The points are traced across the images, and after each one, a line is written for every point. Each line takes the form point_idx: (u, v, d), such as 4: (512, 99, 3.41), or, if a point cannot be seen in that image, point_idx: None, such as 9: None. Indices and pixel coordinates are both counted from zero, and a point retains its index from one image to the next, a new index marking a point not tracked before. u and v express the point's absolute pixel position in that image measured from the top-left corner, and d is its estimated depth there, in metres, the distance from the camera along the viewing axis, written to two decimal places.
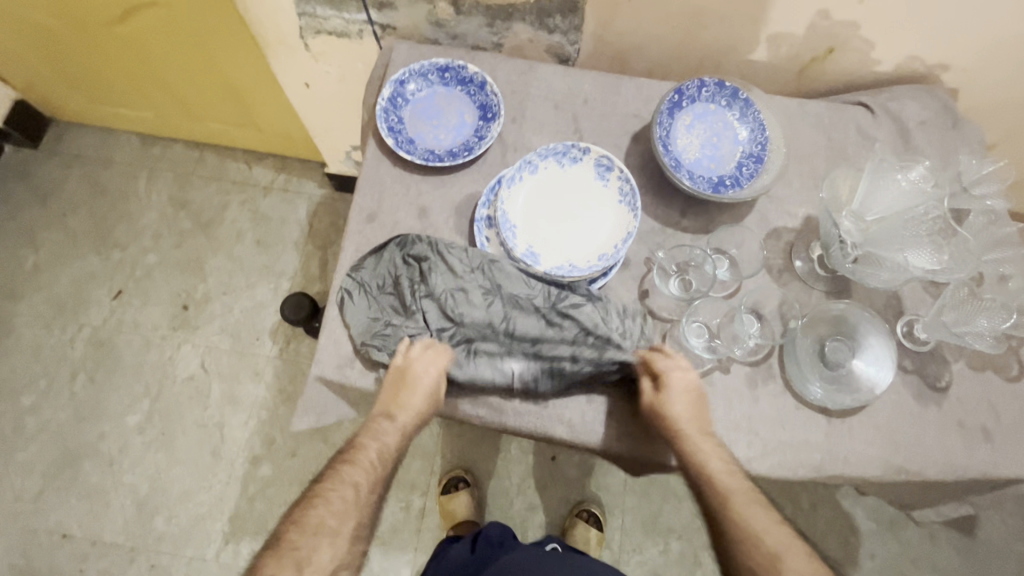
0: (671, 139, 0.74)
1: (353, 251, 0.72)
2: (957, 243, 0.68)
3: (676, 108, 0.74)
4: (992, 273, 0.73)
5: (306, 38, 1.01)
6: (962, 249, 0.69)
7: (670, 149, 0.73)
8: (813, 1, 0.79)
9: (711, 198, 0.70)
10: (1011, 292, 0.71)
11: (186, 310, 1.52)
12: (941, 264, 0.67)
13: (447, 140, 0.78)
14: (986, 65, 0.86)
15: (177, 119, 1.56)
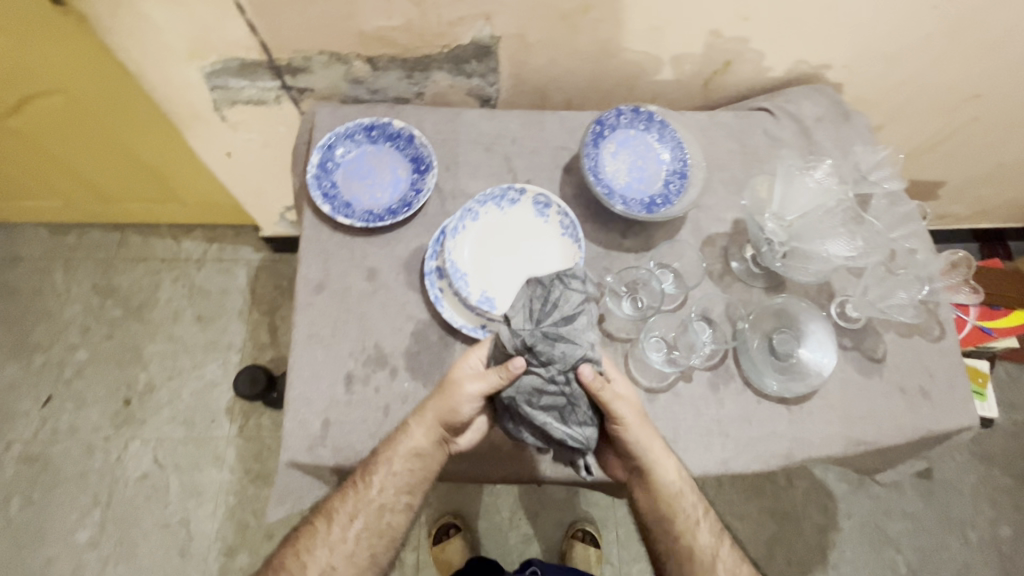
0: (601, 168, 0.77)
1: (305, 325, 0.71)
2: (865, 228, 0.75)
3: (600, 137, 0.78)
4: (901, 248, 0.81)
5: (222, 110, 0.99)
6: (873, 233, 0.76)
7: (602, 178, 0.76)
8: (704, 24, 0.86)
9: (646, 219, 0.74)
10: (919, 263, 0.79)
11: (129, 405, 1.42)
12: (857, 249, 0.74)
13: (385, 198, 0.78)
14: (860, 61, 0.96)
15: (89, 205, 1.46)
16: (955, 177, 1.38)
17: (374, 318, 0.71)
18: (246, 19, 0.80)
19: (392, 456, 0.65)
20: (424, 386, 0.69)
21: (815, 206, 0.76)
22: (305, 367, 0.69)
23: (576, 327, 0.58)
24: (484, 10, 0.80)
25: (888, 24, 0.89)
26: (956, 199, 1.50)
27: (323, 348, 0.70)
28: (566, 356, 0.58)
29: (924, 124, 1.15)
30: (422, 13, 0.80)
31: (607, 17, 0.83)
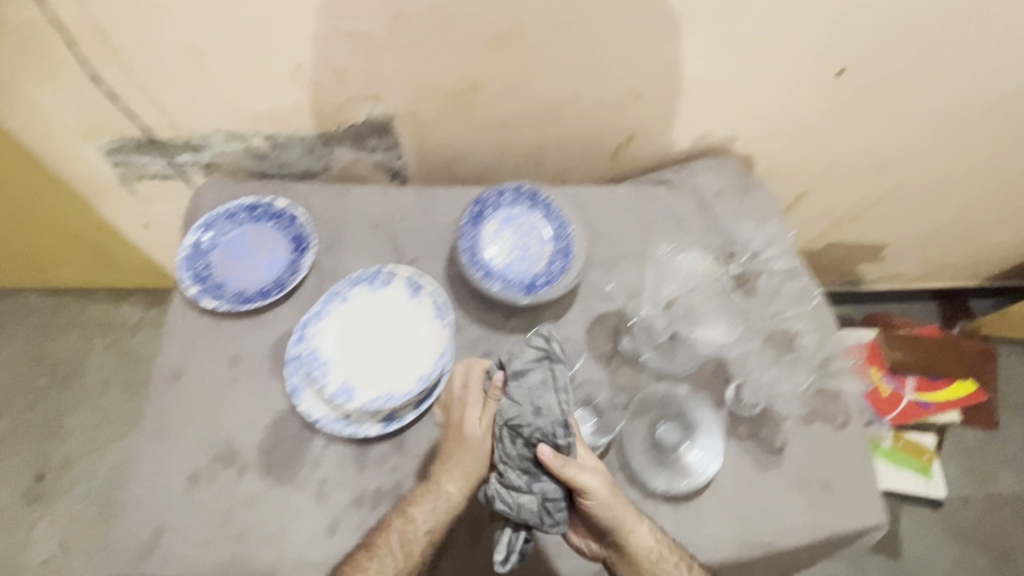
0: (481, 250, 0.76)
1: (155, 418, 0.67)
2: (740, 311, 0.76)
3: (478, 218, 0.77)
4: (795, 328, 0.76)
5: (129, 185, 0.98)
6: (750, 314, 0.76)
7: (480, 260, 0.75)
8: (598, 102, 0.86)
9: (521, 302, 0.72)
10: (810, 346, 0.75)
11: (43, 481, 1.35)
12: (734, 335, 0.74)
13: (260, 279, 0.76)
14: (767, 134, 0.95)
15: (23, 271, 1.44)
16: (897, 239, 1.35)
17: (229, 409, 0.67)
18: (133, 102, 0.80)
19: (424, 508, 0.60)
20: (274, 485, 0.64)
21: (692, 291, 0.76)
22: (148, 465, 0.64)
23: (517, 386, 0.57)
24: (370, 91, 0.81)
25: (784, 99, 0.89)
26: (905, 260, 1.47)
27: (170, 443, 0.65)
28: (502, 413, 0.57)
29: (847, 191, 1.14)
30: (308, 95, 0.80)
31: (497, 96, 0.83)
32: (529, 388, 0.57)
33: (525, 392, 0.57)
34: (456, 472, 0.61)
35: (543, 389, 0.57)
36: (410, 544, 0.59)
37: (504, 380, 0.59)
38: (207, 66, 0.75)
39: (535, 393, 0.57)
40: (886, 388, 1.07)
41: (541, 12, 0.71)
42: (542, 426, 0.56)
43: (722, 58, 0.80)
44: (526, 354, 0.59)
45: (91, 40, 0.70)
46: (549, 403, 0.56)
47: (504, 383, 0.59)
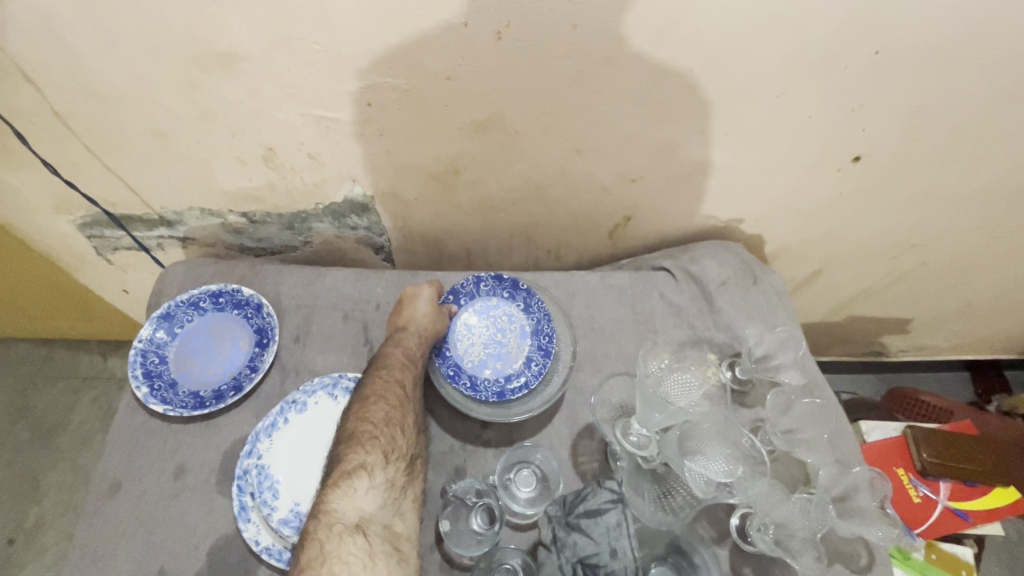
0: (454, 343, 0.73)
1: (87, 537, 0.61)
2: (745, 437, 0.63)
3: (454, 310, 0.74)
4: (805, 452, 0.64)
5: (105, 254, 0.95)
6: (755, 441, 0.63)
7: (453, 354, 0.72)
8: (591, 183, 0.80)
9: (491, 414, 0.67)
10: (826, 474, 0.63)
11: (12, 545, 1.29)
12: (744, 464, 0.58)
13: (218, 377, 0.70)
14: (775, 215, 0.88)
15: (13, 323, 1.42)
16: (926, 314, 1.25)
17: (166, 531, 0.61)
18: (101, 182, 0.77)
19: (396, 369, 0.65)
20: None
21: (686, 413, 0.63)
22: None
23: (596, 521, 0.57)
24: (348, 172, 0.76)
25: (795, 183, 0.82)
26: (935, 334, 1.36)
27: (99, 569, 0.59)
28: (575, 547, 0.56)
29: (867, 269, 1.05)
30: (283, 175, 0.76)
31: (482, 178, 0.78)
32: (606, 516, 0.57)
33: (596, 517, 0.57)
34: (421, 331, 0.68)
35: (618, 531, 0.56)
36: (402, 391, 0.63)
37: (575, 516, 0.58)
38: (175, 148, 0.71)
39: (602, 517, 0.57)
40: (916, 493, 0.96)
41: (524, 100, 0.66)
42: (617, 569, 0.54)
43: (725, 144, 0.74)
44: (593, 493, 0.60)
45: (53, 124, 0.67)
46: (625, 545, 0.55)
47: (574, 518, 0.58)
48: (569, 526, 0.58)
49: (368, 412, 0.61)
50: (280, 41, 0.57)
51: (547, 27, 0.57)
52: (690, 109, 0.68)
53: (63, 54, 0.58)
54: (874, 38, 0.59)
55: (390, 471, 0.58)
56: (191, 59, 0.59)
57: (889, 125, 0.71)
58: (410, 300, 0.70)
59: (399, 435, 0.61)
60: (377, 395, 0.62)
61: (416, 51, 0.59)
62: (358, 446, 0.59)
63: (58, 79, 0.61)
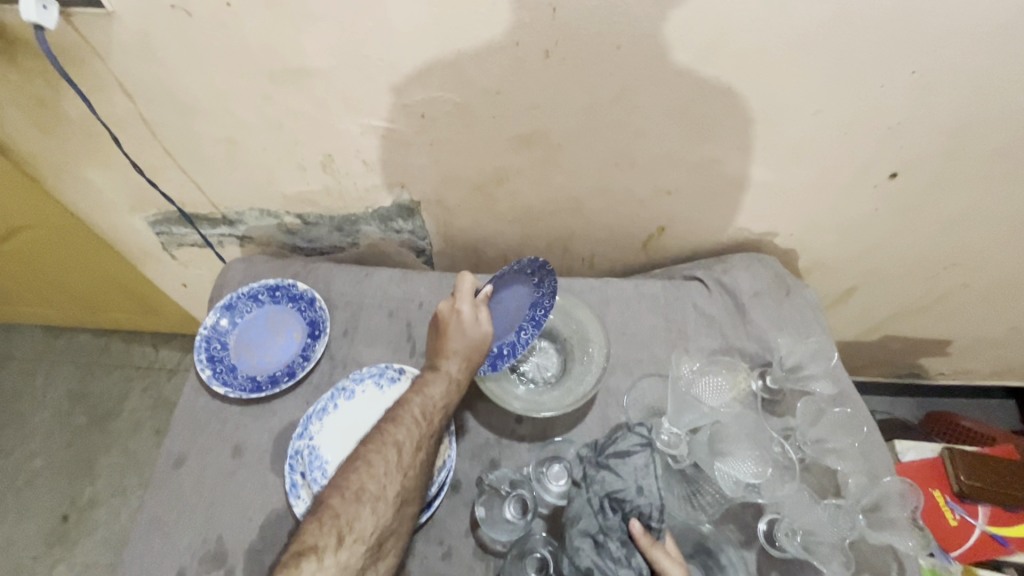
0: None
1: (151, 507, 0.66)
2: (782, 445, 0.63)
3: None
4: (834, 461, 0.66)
5: (171, 250, 1.03)
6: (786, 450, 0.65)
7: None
8: (628, 195, 0.83)
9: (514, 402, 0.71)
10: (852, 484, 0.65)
11: (67, 521, 1.38)
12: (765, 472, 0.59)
13: (273, 364, 0.75)
14: (809, 230, 0.90)
15: (78, 313, 1.53)
16: (967, 336, 1.22)
17: (223, 504, 0.66)
18: (175, 183, 0.84)
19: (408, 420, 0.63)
20: None
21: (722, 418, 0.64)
22: (138, 558, 0.63)
23: (625, 465, 0.58)
24: (398, 179, 0.81)
25: (830, 199, 0.83)
26: (977, 357, 1.32)
27: (162, 537, 0.64)
28: (604, 484, 0.58)
29: (904, 287, 1.05)
30: (338, 180, 0.82)
31: (523, 188, 0.82)
32: (634, 457, 0.58)
33: (620, 457, 0.59)
34: (446, 382, 0.66)
35: (646, 471, 0.57)
36: (397, 451, 0.60)
37: (605, 455, 0.60)
38: (244, 154, 0.78)
39: (628, 459, 0.58)
40: (952, 516, 0.94)
41: (568, 115, 0.70)
42: (643, 505, 0.56)
43: (762, 159, 0.76)
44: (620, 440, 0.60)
45: (140, 130, 0.74)
46: (652, 484, 0.57)
47: (604, 458, 0.60)
48: (596, 464, 0.60)
49: (352, 474, 0.58)
50: (349, 58, 0.62)
51: (594, 47, 0.61)
52: (727, 126, 0.71)
53: (157, 68, 0.65)
54: (913, 60, 0.61)
55: (343, 554, 0.53)
56: (268, 74, 0.65)
57: (926, 144, 0.72)
58: (457, 330, 0.67)
59: (378, 507, 0.57)
60: (378, 449, 0.60)
61: (470, 69, 0.64)
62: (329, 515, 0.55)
63: (150, 90, 0.68)
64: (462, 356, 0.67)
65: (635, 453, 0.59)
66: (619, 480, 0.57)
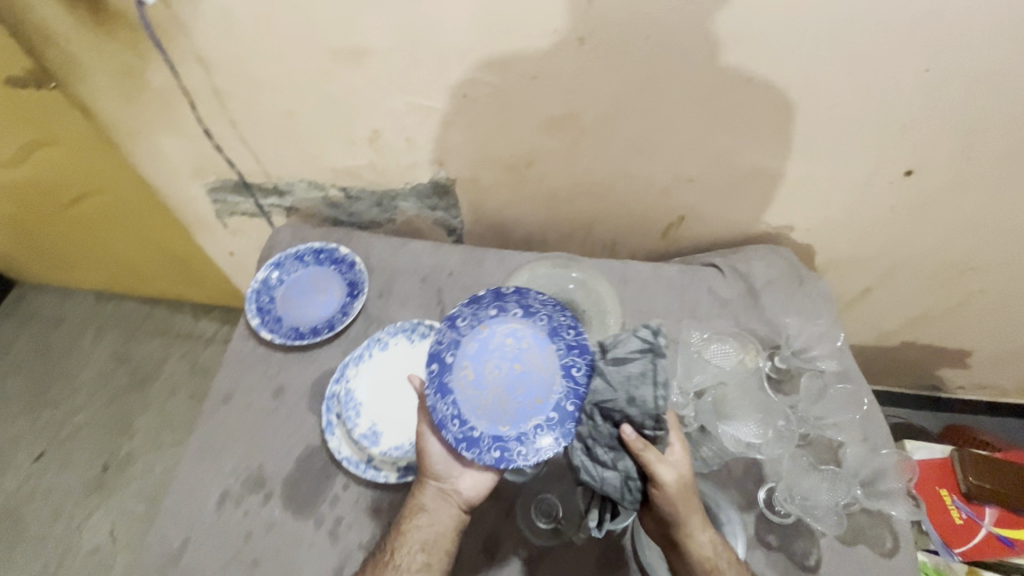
0: (472, 410, 0.64)
1: (200, 435, 0.73)
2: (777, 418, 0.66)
3: (448, 372, 0.65)
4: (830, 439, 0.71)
5: (223, 218, 1.12)
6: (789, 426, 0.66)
7: (483, 425, 0.63)
8: (651, 182, 0.88)
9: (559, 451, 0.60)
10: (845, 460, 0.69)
11: (106, 472, 1.47)
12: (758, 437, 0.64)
13: (314, 317, 0.82)
14: (825, 225, 0.93)
15: (127, 281, 1.63)
16: (985, 348, 1.23)
17: (265, 437, 0.72)
18: (234, 153, 0.93)
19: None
20: (293, 517, 0.67)
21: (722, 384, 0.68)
22: (187, 478, 0.70)
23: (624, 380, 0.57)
24: (437, 157, 0.88)
25: (846, 195, 0.87)
26: (997, 371, 1.32)
27: (209, 462, 0.71)
28: (595, 393, 0.59)
29: (920, 290, 1.06)
30: (382, 155, 0.89)
31: (552, 171, 0.88)
32: (626, 368, 0.57)
33: (619, 366, 0.58)
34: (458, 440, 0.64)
35: (640, 380, 0.56)
36: (424, 526, 0.61)
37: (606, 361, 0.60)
38: (299, 127, 0.85)
39: (627, 369, 0.57)
40: (958, 514, 0.97)
41: (598, 100, 0.75)
42: (635, 414, 0.55)
43: (779, 151, 0.80)
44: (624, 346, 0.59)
45: (210, 101, 0.82)
46: (645, 393, 0.55)
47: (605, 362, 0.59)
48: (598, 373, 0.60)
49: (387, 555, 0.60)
50: (402, 40, 0.69)
51: (624, 36, 0.66)
52: (747, 117, 0.75)
53: (232, 44, 0.73)
54: (924, 58, 0.65)
55: None
56: (329, 52, 0.72)
57: (941, 142, 0.76)
58: (420, 483, 0.64)
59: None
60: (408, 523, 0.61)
61: (510, 53, 0.70)
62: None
63: (224, 64, 0.76)
64: (428, 512, 0.61)
65: (633, 366, 0.57)
66: (613, 389, 0.57)
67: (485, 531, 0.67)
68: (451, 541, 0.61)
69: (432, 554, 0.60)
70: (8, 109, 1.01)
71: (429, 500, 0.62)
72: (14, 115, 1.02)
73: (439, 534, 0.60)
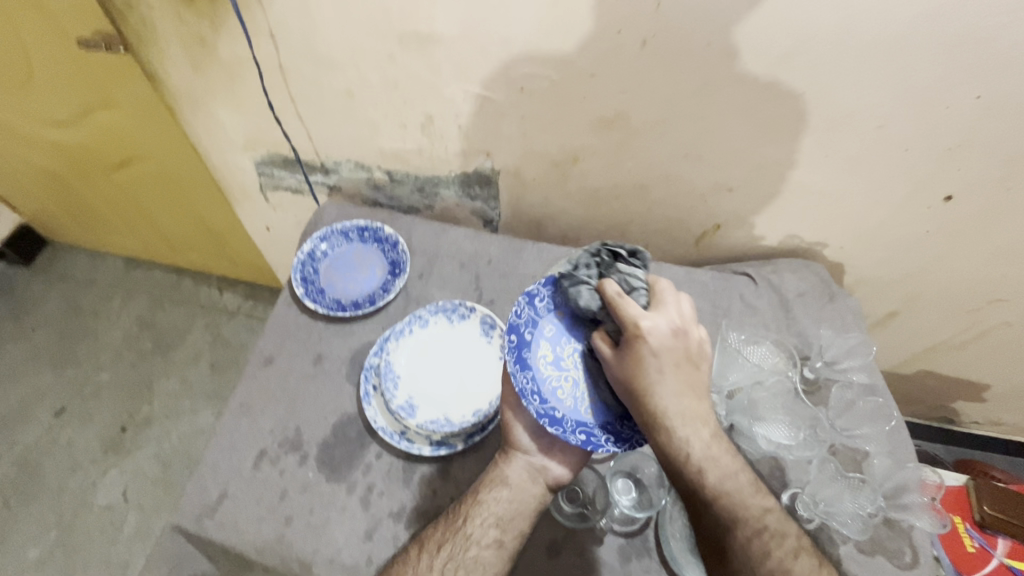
0: (552, 393, 0.64)
1: (242, 394, 0.75)
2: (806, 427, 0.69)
3: (525, 348, 0.65)
4: (851, 451, 0.72)
5: (266, 193, 1.15)
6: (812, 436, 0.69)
7: (565, 408, 0.63)
8: (690, 189, 0.90)
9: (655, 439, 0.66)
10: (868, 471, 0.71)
11: (124, 433, 1.50)
12: (794, 439, 0.68)
13: (356, 293, 0.85)
14: (859, 245, 0.95)
15: (160, 249, 1.67)
16: (1005, 383, 1.22)
17: (304, 402, 0.74)
18: (289, 129, 0.96)
19: (450, 544, 0.60)
20: (327, 480, 0.69)
21: (755, 386, 0.72)
22: (227, 434, 0.72)
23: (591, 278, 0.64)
24: (485, 147, 0.91)
25: (883, 214, 0.88)
26: (1013, 408, 1.31)
27: (249, 420, 0.73)
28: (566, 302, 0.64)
29: (945, 317, 1.07)
30: (432, 142, 0.92)
31: (596, 169, 0.90)
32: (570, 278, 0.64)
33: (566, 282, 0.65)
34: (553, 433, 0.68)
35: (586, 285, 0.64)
36: (507, 496, 0.63)
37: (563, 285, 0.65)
38: (357, 107, 0.88)
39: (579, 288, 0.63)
40: (971, 542, 0.97)
41: (651, 103, 0.77)
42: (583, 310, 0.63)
43: (823, 168, 0.82)
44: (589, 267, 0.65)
45: (274, 76, 0.86)
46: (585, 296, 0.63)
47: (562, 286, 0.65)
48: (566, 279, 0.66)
49: (462, 514, 0.62)
50: (469, 28, 0.72)
51: (687, 42, 0.69)
52: (796, 131, 0.77)
53: (306, 22, 0.76)
54: (978, 85, 0.67)
55: None
56: (398, 36, 0.75)
57: (984, 169, 0.77)
58: (507, 456, 0.65)
59: (485, 548, 0.60)
60: (489, 490, 0.63)
61: (573, 49, 0.72)
62: (435, 540, 0.61)
63: (294, 42, 0.79)
64: (513, 486, 0.63)
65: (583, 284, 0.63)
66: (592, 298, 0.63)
67: None
68: (527, 521, 0.62)
69: (507, 529, 0.62)
70: (78, 69, 1.06)
71: (515, 471, 0.64)
72: (81, 75, 1.07)
73: (518, 510, 0.62)
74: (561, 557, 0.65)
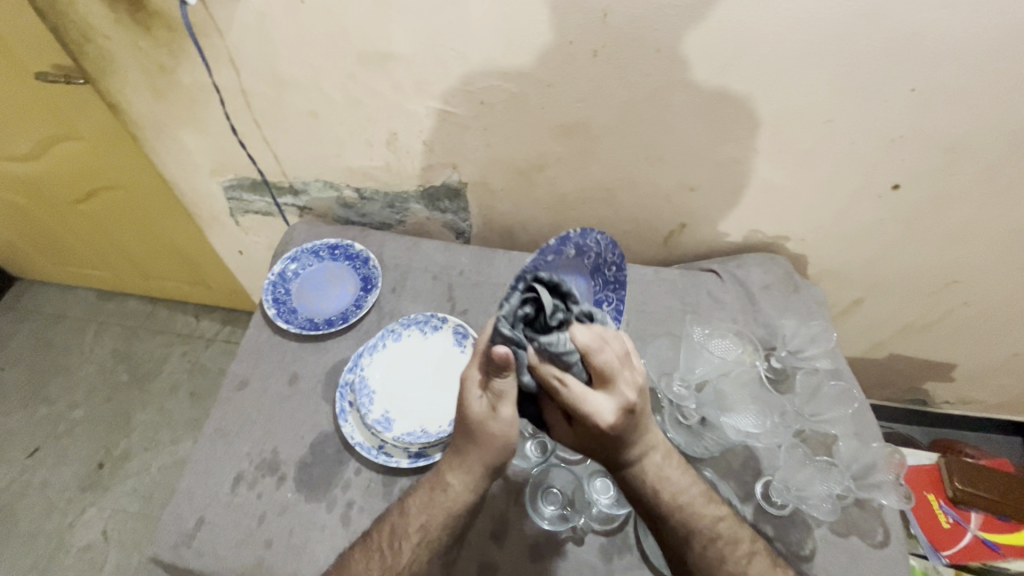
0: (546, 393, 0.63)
1: (216, 419, 0.75)
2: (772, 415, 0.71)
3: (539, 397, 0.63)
4: (819, 436, 0.75)
5: (236, 217, 1.15)
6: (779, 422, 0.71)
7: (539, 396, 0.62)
8: (653, 191, 0.93)
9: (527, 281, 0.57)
10: (835, 454, 0.73)
11: (102, 469, 1.47)
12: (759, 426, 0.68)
13: (329, 311, 0.85)
14: (818, 236, 0.98)
15: (133, 280, 1.64)
16: (970, 361, 1.26)
17: (280, 422, 0.74)
18: (255, 152, 0.97)
19: (400, 546, 0.61)
20: (306, 499, 0.68)
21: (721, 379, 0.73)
22: (203, 459, 0.72)
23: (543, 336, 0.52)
24: (451, 159, 0.92)
25: (837, 206, 0.91)
26: (981, 386, 1.35)
27: (225, 445, 0.73)
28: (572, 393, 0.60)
29: (908, 301, 1.11)
30: (398, 157, 0.93)
31: (561, 176, 0.92)
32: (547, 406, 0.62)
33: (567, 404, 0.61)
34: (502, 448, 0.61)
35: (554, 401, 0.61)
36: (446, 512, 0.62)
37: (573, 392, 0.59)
38: (321, 127, 0.89)
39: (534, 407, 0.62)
40: (946, 519, 1.01)
41: (607, 109, 0.80)
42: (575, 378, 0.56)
43: (777, 164, 0.85)
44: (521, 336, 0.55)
45: (236, 100, 0.86)
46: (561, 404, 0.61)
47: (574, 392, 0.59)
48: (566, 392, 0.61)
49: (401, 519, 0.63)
50: (427, 45, 0.74)
51: (635, 50, 0.71)
52: (748, 129, 0.80)
53: (265, 46, 0.77)
54: (912, 78, 0.71)
55: None
56: (357, 55, 0.76)
57: (926, 157, 0.81)
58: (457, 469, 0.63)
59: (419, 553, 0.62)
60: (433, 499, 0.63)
61: (528, 62, 0.75)
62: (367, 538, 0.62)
63: (254, 66, 0.80)
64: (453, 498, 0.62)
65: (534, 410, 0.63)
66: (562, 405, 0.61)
67: (493, 515, 0.68)
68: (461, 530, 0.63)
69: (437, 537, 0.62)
70: (37, 102, 1.05)
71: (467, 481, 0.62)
72: (41, 108, 1.06)
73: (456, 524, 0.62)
74: (543, 560, 0.65)
